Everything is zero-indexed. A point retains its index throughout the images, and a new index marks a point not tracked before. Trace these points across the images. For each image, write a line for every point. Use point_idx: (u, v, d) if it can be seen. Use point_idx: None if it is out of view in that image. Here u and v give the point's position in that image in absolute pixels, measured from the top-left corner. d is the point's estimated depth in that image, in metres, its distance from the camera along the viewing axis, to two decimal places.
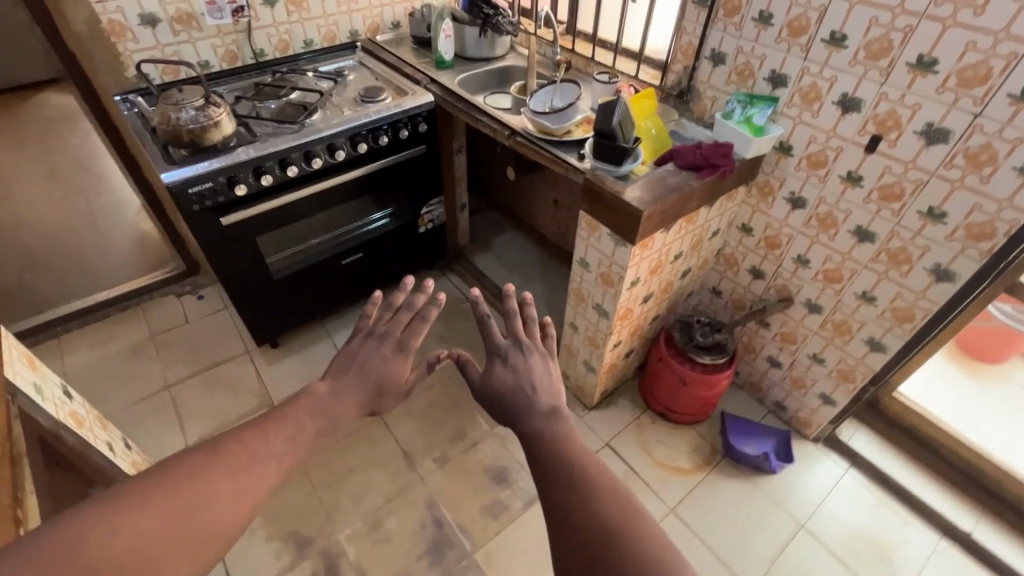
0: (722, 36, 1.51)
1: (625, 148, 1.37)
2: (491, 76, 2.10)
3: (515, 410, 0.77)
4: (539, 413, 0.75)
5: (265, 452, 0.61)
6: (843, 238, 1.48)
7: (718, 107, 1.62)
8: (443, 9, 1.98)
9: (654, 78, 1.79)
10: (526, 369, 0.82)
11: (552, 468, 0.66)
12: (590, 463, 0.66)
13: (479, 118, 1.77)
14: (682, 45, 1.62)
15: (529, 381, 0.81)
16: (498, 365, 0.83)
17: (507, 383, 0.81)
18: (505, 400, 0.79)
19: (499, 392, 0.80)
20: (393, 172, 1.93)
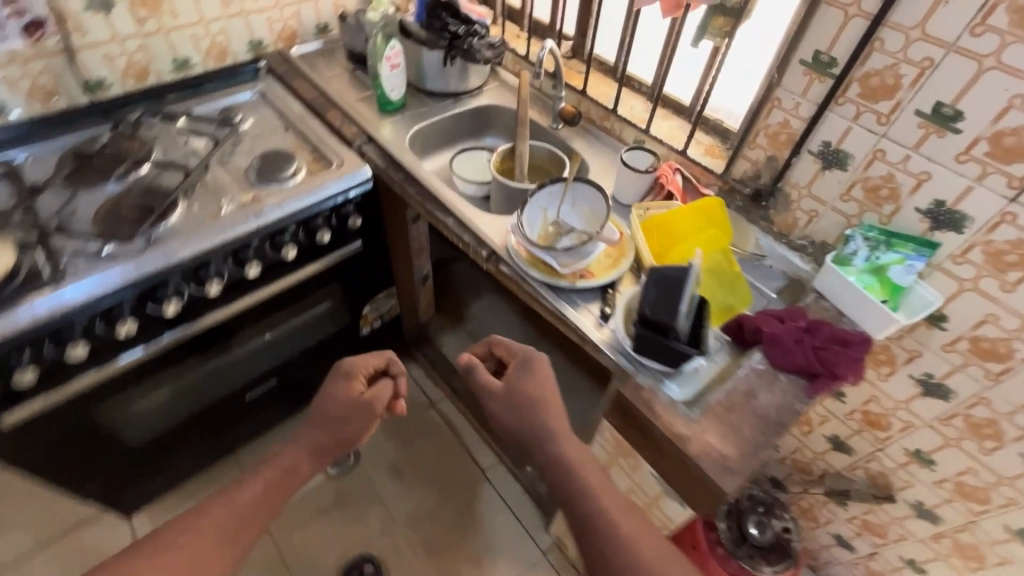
0: (848, 126, 0.90)
1: (693, 356, 0.78)
2: (463, 121, 1.44)
3: (539, 429, 0.88)
4: (562, 444, 0.86)
5: (205, 520, 0.81)
6: (1008, 460, 0.96)
7: (820, 227, 1.03)
8: (388, 21, 1.27)
9: (713, 157, 1.16)
10: (549, 391, 0.91)
11: (575, 489, 0.82)
12: (601, 487, 0.83)
13: (439, 216, 1.13)
14: (770, 125, 1.00)
15: (547, 393, 0.90)
16: (523, 375, 0.92)
17: (534, 399, 0.90)
18: (537, 434, 0.88)
19: (530, 406, 0.89)
20: (312, 283, 1.29)
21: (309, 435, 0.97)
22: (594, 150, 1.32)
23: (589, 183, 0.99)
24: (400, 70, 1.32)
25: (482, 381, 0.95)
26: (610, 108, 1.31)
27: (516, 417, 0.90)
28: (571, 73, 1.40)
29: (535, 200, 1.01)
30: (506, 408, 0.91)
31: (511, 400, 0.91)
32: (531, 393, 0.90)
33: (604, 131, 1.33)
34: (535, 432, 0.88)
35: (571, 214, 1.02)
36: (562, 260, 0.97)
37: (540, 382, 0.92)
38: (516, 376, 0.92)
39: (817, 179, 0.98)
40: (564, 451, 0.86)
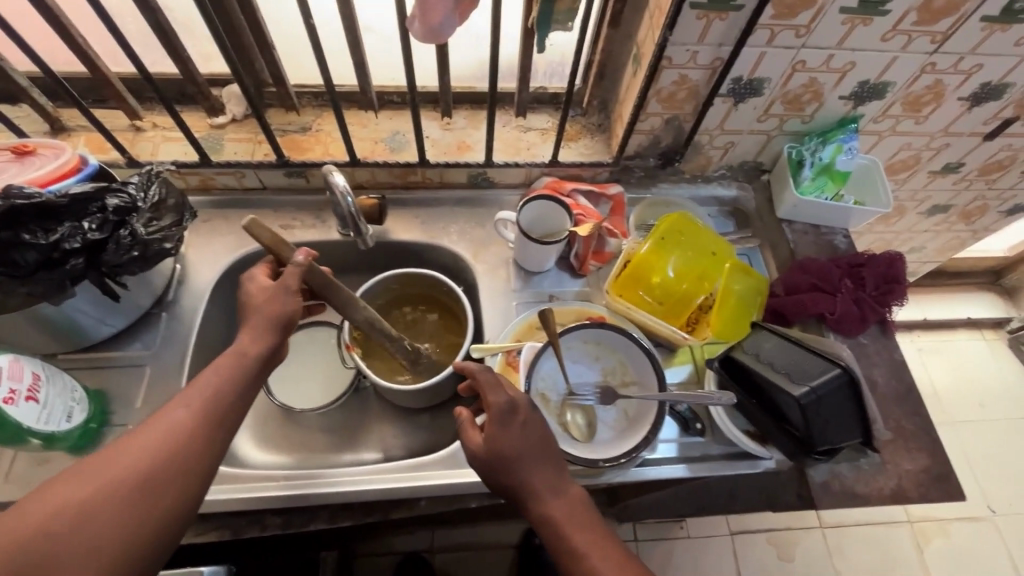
0: (760, 53, 0.70)
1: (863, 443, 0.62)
2: (216, 321, 0.81)
3: (510, 488, 0.55)
4: (546, 505, 0.55)
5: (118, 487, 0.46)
6: (911, 219, 1.14)
7: (738, 152, 0.88)
8: None
9: (584, 144, 0.89)
10: (539, 442, 0.57)
11: (568, 554, 0.53)
12: (599, 543, 0.53)
13: (403, 509, 0.68)
14: (663, 87, 0.75)
15: (540, 444, 0.57)
16: (504, 432, 0.56)
17: (509, 458, 0.55)
18: (516, 487, 0.55)
19: (501, 469, 0.55)
20: None
21: (253, 335, 0.59)
22: (434, 222, 0.88)
23: (578, 325, 0.69)
24: (49, 378, 0.63)
25: (466, 449, 0.57)
26: (410, 157, 0.84)
27: (488, 476, 0.56)
28: (300, 140, 0.84)
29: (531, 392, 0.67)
30: (481, 474, 0.57)
31: (480, 464, 0.56)
32: (507, 452, 0.55)
33: (418, 186, 0.89)
34: (508, 490, 0.56)
35: (581, 369, 0.71)
36: (636, 444, 0.64)
37: (528, 429, 0.57)
38: (495, 435, 0.55)
39: (731, 115, 0.80)
40: (552, 510, 0.55)
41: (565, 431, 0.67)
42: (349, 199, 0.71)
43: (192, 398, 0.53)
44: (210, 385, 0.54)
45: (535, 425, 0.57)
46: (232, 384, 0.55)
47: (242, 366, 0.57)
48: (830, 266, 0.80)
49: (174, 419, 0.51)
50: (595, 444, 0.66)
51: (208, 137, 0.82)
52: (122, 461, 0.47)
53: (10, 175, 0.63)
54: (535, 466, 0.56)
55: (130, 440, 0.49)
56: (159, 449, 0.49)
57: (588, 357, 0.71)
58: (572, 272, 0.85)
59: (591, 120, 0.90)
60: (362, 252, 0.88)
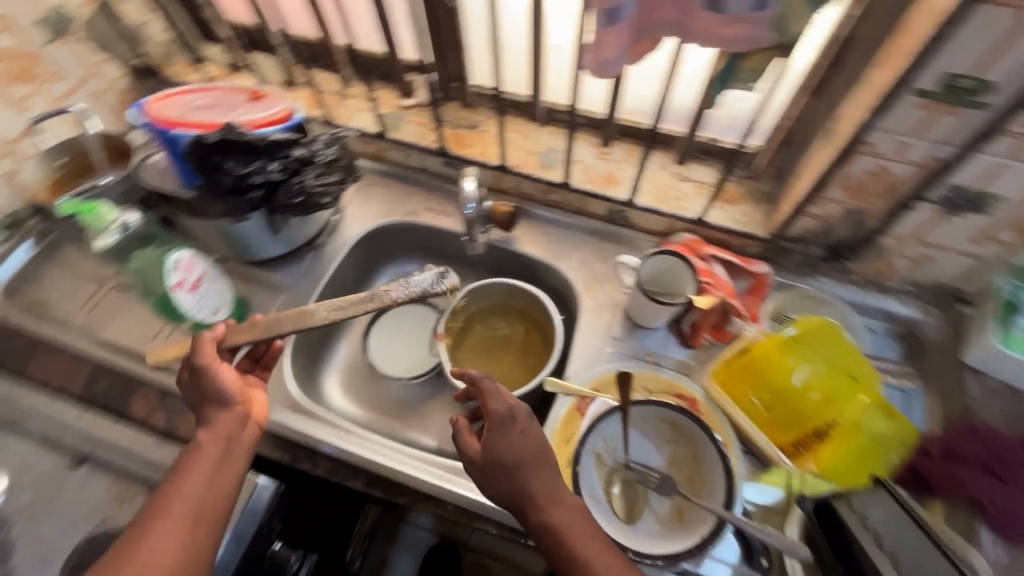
0: (999, 165, 0.57)
1: None
2: (347, 274, 0.92)
3: (509, 495, 0.56)
4: (545, 515, 0.55)
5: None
6: None
7: (933, 270, 0.73)
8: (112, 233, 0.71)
9: (742, 210, 0.81)
10: (536, 448, 0.56)
11: (574, 563, 0.53)
12: (600, 551, 0.53)
13: (431, 504, 0.70)
14: (852, 175, 0.64)
15: (541, 451, 0.57)
16: (501, 440, 0.55)
17: (507, 466, 0.55)
18: (516, 496, 0.55)
19: (501, 475, 0.55)
20: None
21: (215, 430, 0.61)
22: (559, 244, 0.88)
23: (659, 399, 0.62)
24: (211, 278, 0.77)
25: (464, 455, 0.58)
26: (556, 176, 0.85)
27: (487, 483, 0.57)
28: (465, 136, 0.89)
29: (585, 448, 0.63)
30: (482, 481, 0.57)
31: (479, 470, 0.57)
32: (505, 459, 0.55)
33: (555, 206, 0.89)
34: (510, 499, 0.56)
35: (647, 446, 0.65)
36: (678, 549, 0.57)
37: (525, 438, 0.56)
38: (491, 441, 0.56)
39: (935, 227, 0.66)
40: (550, 517, 0.54)
41: (606, 502, 0.62)
42: (469, 206, 0.77)
43: (173, 507, 0.55)
44: (199, 469, 0.58)
45: (531, 437, 0.57)
46: (207, 485, 0.58)
47: (224, 442, 0.61)
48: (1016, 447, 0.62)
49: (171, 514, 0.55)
50: (632, 530, 0.60)
51: (393, 115, 0.92)
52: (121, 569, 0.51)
53: (238, 113, 0.76)
54: (533, 474, 0.55)
55: (133, 552, 0.52)
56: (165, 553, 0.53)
57: (658, 435, 0.65)
58: (681, 339, 0.79)
59: (760, 186, 0.81)
60: (485, 252, 0.92)
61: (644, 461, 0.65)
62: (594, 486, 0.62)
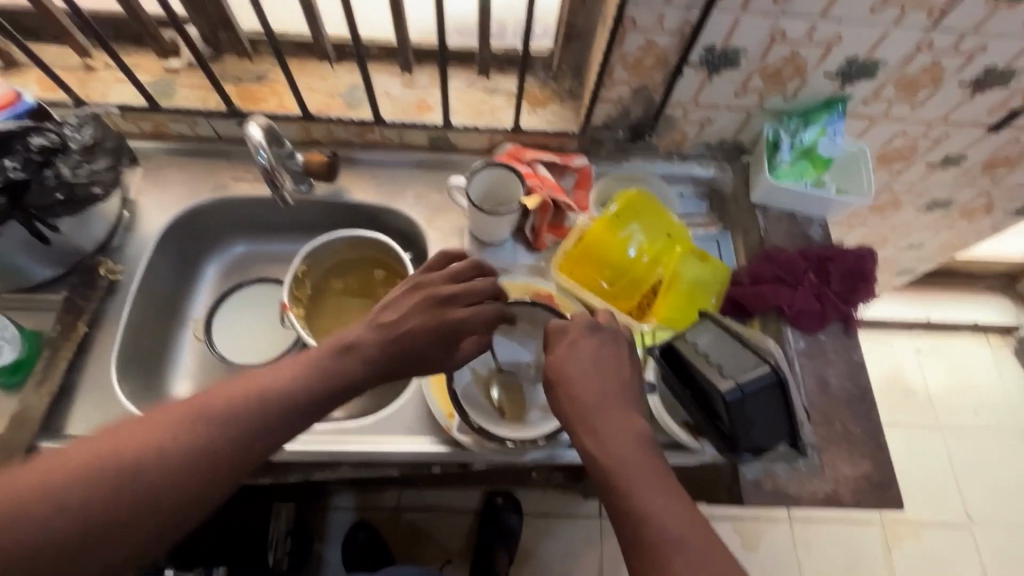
0: (735, 20, 0.65)
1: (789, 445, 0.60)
2: (163, 272, 0.81)
3: (585, 406, 0.53)
4: (590, 406, 0.53)
5: (153, 469, 0.44)
6: (906, 214, 1.07)
7: (715, 129, 0.83)
8: None
9: (551, 112, 0.84)
10: (611, 369, 0.56)
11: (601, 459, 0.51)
12: (650, 480, 0.49)
13: (325, 471, 0.68)
14: (630, 53, 0.70)
15: (608, 368, 0.56)
16: (586, 346, 0.56)
17: (587, 370, 0.55)
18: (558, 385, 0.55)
19: (576, 385, 0.54)
20: None
21: (293, 364, 0.51)
22: (390, 185, 0.85)
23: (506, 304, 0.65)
24: None
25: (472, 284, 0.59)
26: (366, 114, 0.81)
27: (558, 395, 0.55)
28: (254, 90, 0.81)
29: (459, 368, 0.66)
30: (551, 391, 0.56)
31: (548, 380, 0.56)
32: (584, 363, 0.55)
33: (376, 147, 0.86)
34: (576, 404, 0.54)
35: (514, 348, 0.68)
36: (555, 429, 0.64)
37: (613, 343, 0.58)
38: (568, 349, 0.56)
39: (705, 89, 0.75)
40: (611, 439, 0.51)
41: (491, 409, 0.66)
42: (262, 152, 0.69)
43: (254, 380, 0.50)
44: (237, 395, 0.48)
45: (598, 340, 0.57)
46: (202, 437, 0.46)
47: (278, 394, 0.49)
48: (796, 258, 0.76)
49: (186, 429, 0.46)
50: (520, 425, 0.65)
51: (159, 81, 0.80)
52: (196, 415, 0.46)
53: None
54: (606, 380, 0.55)
55: (124, 448, 0.44)
56: (142, 462, 0.43)
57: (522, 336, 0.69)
58: (527, 245, 0.82)
59: (563, 85, 0.85)
60: (316, 210, 0.86)
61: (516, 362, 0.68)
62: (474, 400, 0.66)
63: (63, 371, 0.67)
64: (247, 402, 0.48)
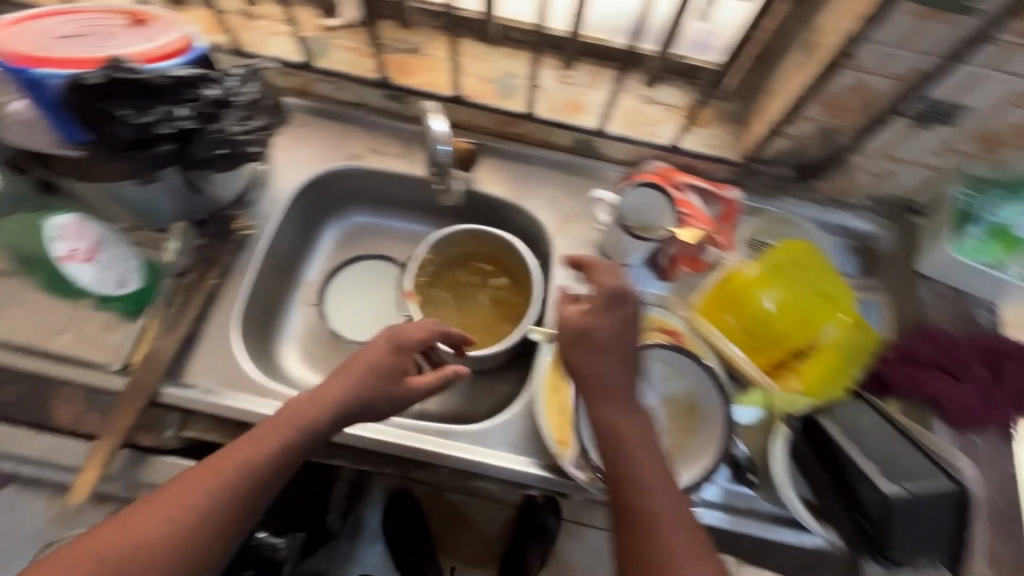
0: (978, 73, 0.56)
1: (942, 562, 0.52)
2: (287, 231, 0.81)
3: (357, 408, 0.57)
4: (360, 396, 0.57)
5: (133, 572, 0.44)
6: None
7: (893, 184, 0.74)
8: None
9: (712, 133, 0.78)
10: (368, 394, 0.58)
11: (608, 436, 0.53)
12: (657, 498, 0.49)
13: (422, 470, 0.68)
14: (832, 91, 0.62)
15: (362, 377, 0.58)
16: (335, 377, 0.57)
17: (353, 407, 0.57)
18: (363, 404, 0.57)
19: (360, 409, 0.57)
20: None
21: (250, 448, 0.51)
22: (523, 182, 0.82)
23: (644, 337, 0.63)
24: (108, 246, 0.68)
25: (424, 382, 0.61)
26: (516, 106, 0.77)
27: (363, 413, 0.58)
28: (407, 62, 0.78)
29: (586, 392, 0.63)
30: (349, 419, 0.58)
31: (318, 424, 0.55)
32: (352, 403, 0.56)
33: (515, 139, 0.82)
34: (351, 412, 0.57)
35: (641, 385, 0.65)
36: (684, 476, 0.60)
37: (370, 355, 0.59)
38: (376, 365, 0.59)
39: (902, 143, 0.67)
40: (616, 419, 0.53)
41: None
42: (445, 146, 0.67)
43: (147, 526, 0.46)
44: (239, 458, 0.51)
45: (375, 351, 0.60)
46: (196, 520, 0.47)
47: (260, 455, 0.51)
48: (964, 347, 0.68)
49: (188, 509, 0.47)
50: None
51: (317, 39, 0.78)
52: (142, 526, 0.46)
53: (118, 43, 0.60)
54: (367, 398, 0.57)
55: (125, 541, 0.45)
56: (145, 537, 0.46)
57: (654, 373, 0.65)
58: (657, 272, 0.77)
59: (728, 106, 0.78)
60: (444, 194, 0.84)
61: (641, 400, 0.65)
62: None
63: (192, 321, 0.68)
64: (173, 531, 0.46)
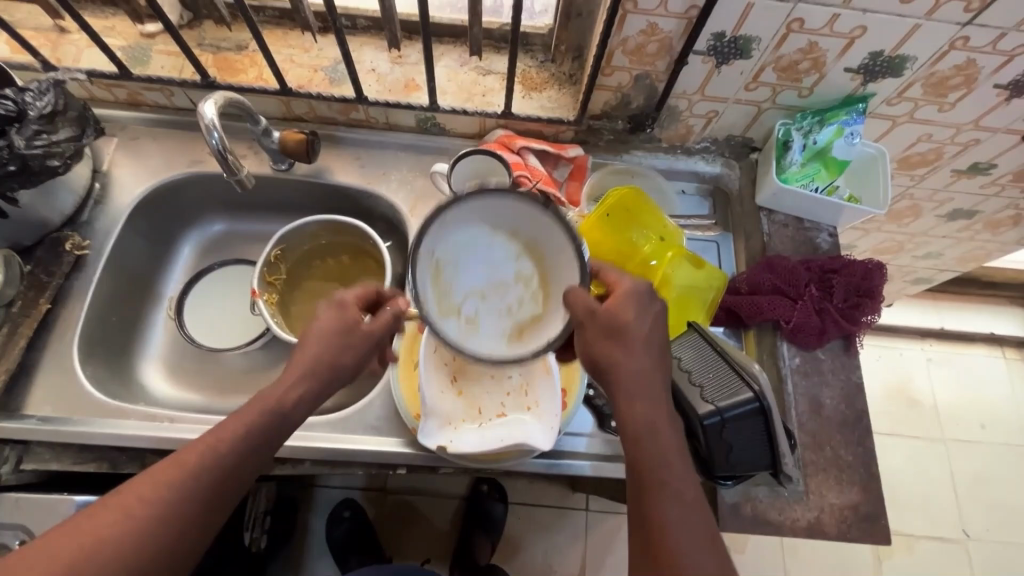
0: (749, 2, 0.58)
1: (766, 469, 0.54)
2: (136, 247, 0.78)
3: (331, 361, 0.54)
4: (297, 360, 0.53)
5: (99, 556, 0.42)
6: (925, 221, 1.00)
7: (723, 123, 0.77)
8: None
9: (547, 96, 0.79)
10: (326, 355, 0.54)
11: (642, 429, 0.48)
12: (676, 470, 0.47)
13: (288, 466, 0.67)
14: (629, 37, 0.64)
15: (331, 337, 0.54)
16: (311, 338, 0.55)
17: (330, 358, 0.54)
18: (324, 364, 0.53)
19: (331, 365, 0.54)
20: None
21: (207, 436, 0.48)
22: (373, 167, 0.81)
23: (513, 192, 0.49)
24: None
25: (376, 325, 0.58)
26: (348, 91, 0.76)
27: (318, 384, 0.53)
28: (231, 60, 0.77)
29: (418, 244, 0.48)
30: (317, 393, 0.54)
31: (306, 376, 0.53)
32: (322, 357, 0.54)
33: (359, 125, 0.81)
34: (319, 379, 0.53)
35: (501, 263, 0.51)
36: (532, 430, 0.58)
37: (329, 315, 0.56)
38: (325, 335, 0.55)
39: (712, 80, 0.69)
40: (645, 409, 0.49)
41: (449, 319, 0.48)
42: (214, 133, 0.58)
43: (117, 513, 0.44)
44: (188, 455, 0.47)
45: (335, 309, 0.56)
46: (165, 495, 0.46)
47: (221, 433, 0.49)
48: (799, 268, 0.71)
49: (155, 488, 0.46)
50: (477, 340, 0.49)
51: (133, 46, 0.76)
52: (113, 515, 0.44)
53: None
54: (342, 347, 0.55)
55: (92, 528, 0.43)
56: (128, 511, 0.45)
57: (511, 248, 0.51)
58: None
59: (562, 68, 0.79)
60: (297, 189, 0.83)
61: (495, 279, 0.50)
62: (431, 298, 0.48)
63: (22, 350, 0.65)
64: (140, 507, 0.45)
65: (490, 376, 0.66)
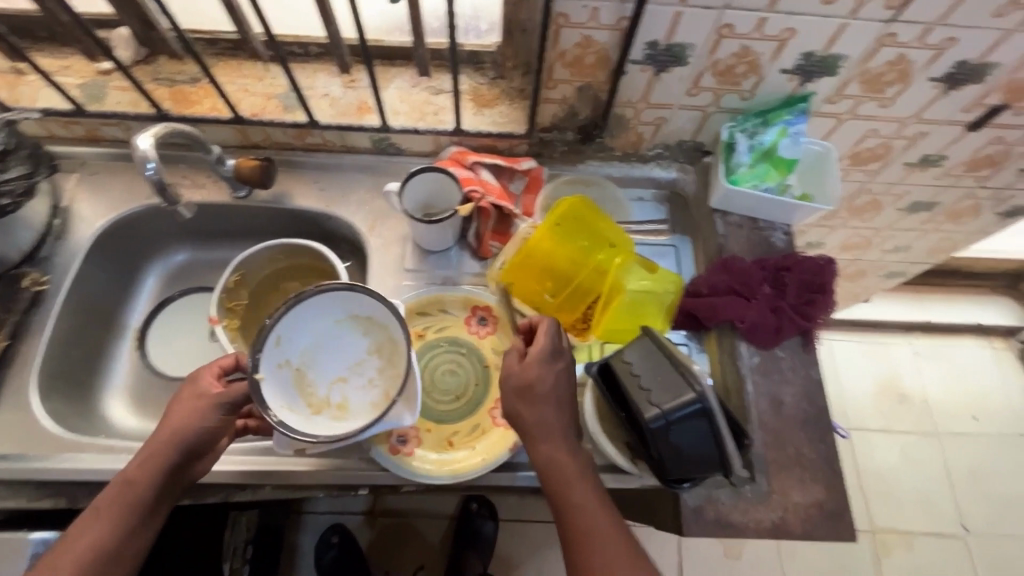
0: (677, 11, 0.60)
1: (716, 469, 0.54)
2: (98, 281, 0.79)
3: (179, 445, 0.55)
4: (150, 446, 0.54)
5: None
6: (887, 215, 1.01)
7: (672, 129, 0.78)
8: None
9: (499, 111, 0.80)
10: (176, 433, 0.55)
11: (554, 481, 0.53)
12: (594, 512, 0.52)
13: (248, 492, 0.67)
14: (565, 50, 0.65)
15: (181, 421, 0.55)
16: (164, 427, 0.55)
17: (179, 437, 0.55)
18: (181, 444, 0.55)
19: (178, 446, 0.55)
20: None
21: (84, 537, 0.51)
22: (330, 189, 0.82)
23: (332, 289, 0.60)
24: None
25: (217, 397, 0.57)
26: (301, 116, 0.77)
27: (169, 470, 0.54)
28: (186, 91, 0.78)
29: (271, 363, 0.58)
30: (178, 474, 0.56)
31: (165, 457, 0.54)
32: (172, 436, 0.54)
33: (315, 149, 0.83)
34: (172, 460, 0.54)
35: (342, 345, 0.64)
36: (393, 411, 0.56)
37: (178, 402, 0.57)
38: (174, 423, 0.55)
39: (654, 87, 0.70)
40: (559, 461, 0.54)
41: (319, 412, 0.60)
42: (151, 165, 0.60)
43: None
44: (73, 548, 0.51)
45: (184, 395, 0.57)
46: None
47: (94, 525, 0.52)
48: (752, 267, 0.71)
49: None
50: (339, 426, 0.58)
51: (90, 83, 0.78)
52: None
53: None
54: (192, 421, 0.55)
55: None
56: None
57: (351, 329, 0.64)
58: (473, 253, 0.78)
59: (512, 84, 0.80)
60: (257, 215, 0.83)
61: (342, 361, 0.64)
62: (299, 400, 0.60)
63: None
64: None
65: (341, 379, 0.64)
